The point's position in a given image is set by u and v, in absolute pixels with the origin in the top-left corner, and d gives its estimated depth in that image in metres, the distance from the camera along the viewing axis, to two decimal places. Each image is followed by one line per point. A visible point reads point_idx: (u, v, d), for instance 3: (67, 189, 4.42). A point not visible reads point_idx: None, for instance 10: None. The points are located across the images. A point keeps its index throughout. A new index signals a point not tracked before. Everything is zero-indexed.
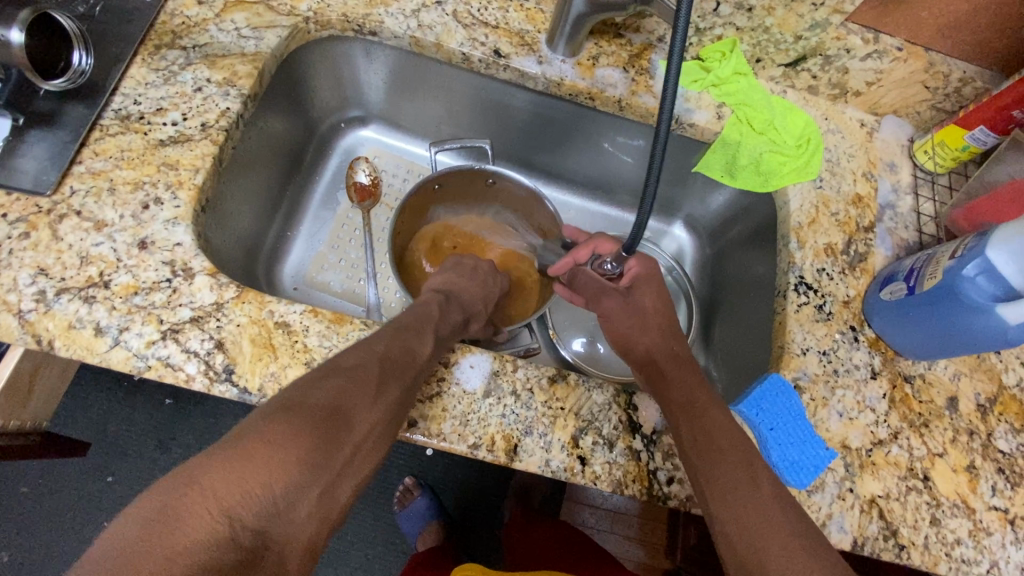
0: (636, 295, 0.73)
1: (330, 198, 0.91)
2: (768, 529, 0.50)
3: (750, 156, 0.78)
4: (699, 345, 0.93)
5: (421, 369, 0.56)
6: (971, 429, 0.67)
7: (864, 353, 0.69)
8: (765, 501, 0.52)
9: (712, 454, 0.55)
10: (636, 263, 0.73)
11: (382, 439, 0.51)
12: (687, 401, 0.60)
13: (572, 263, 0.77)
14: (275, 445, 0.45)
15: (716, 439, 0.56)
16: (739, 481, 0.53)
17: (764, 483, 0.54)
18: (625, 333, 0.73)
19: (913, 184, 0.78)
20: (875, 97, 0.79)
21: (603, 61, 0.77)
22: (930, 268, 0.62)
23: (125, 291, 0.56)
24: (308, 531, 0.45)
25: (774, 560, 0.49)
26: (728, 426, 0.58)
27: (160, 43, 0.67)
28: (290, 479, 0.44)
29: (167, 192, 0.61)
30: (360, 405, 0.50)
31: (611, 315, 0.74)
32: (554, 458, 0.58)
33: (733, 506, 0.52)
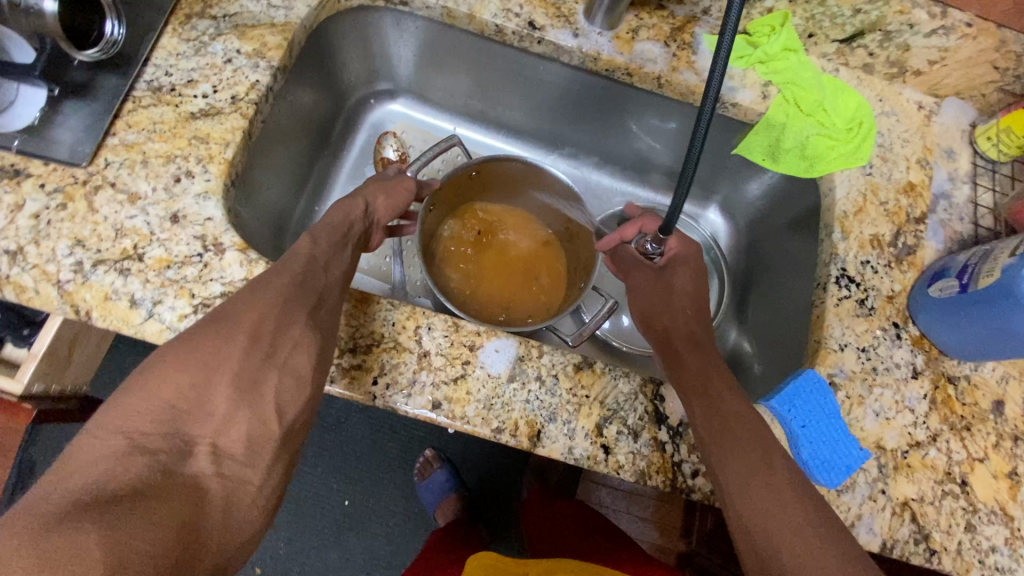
0: (671, 273, 0.69)
1: (358, 172, 0.91)
2: (782, 516, 0.49)
3: (796, 139, 0.74)
4: (730, 322, 0.91)
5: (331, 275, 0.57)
6: (1015, 434, 0.64)
7: (906, 351, 0.66)
8: (781, 488, 0.50)
9: (727, 441, 0.53)
10: (674, 242, 0.71)
11: (292, 320, 0.50)
12: (704, 384, 0.58)
13: (619, 240, 0.75)
14: (155, 366, 0.44)
15: (732, 425, 0.54)
16: (755, 468, 0.51)
17: (780, 470, 0.51)
18: (653, 310, 0.68)
19: (972, 173, 0.73)
20: (937, 77, 0.73)
21: (643, 35, 0.73)
22: (986, 265, 0.59)
23: (159, 265, 0.57)
24: (239, 425, 0.44)
25: (790, 552, 0.47)
26: (742, 411, 0.55)
27: (191, 12, 0.66)
28: (184, 384, 0.43)
29: (198, 165, 0.61)
30: (241, 307, 0.49)
31: (637, 292, 0.70)
32: (577, 446, 0.57)
33: (750, 494, 0.50)
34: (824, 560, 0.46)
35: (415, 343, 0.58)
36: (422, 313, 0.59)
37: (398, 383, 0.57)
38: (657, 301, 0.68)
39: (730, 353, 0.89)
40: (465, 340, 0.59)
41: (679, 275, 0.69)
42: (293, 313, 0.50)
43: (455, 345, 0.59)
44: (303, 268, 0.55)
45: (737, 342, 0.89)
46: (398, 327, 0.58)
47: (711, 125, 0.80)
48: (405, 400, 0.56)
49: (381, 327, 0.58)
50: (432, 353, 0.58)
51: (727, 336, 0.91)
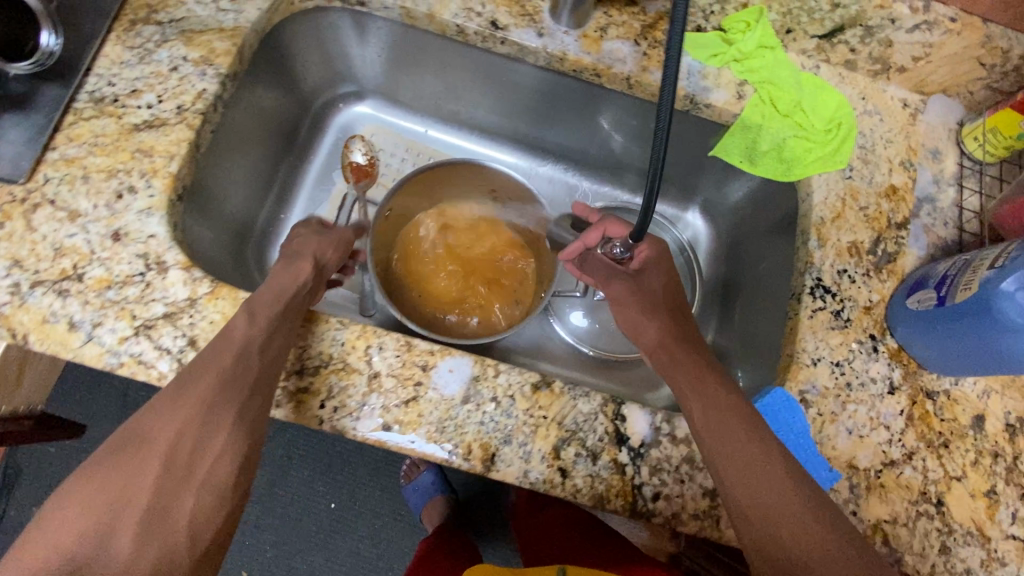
0: (648, 278, 0.67)
1: (324, 177, 0.87)
2: (783, 505, 0.48)
3: (772, 141, 0.71)
4: (710, 322, 0.88)
5: (271, 337, 0.52)
6: (995, 451, 0.61)
7: (882, 365, 0.63)
8: (781, 478, 0.49)
9: (725, 435, 0.52)
10: (645, 246, 0.68)
11: (212, 429, 0.46)
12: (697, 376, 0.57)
13: (582, 247, 0.72)
14: (65, 499, 0.42)
15: (729, 418, 0.53)
16: (755, 460, 0.50)
17: (779, 459, 0.51)
18: (633, 319, 0.65)
19: (958, 174, 0.70)
20: (922, 74, 0.69)
21: (612, 33, 0.69)
22: (965, 277, 0.55)
23: (99, 285, 0.55)
24: (149, 562, 0.41)
25: (792, 535, 0.47)
26: (737, 403, 0.54)
27: (135, 18, 0.63)
28: (86, 524, 0.41)
29: (140, 180, 0.58)
30: (159, 414, 0.46)
31: (621, 302, 0.66)
32: (532, 469, 0.55)
33: (751, 486, 0.49)
34: (827, 548, 0.46)
35: (365, 363, 0.56)
36: (373, 332, 0.57)
37: (346, 406, 0.55)
38: (640, 309, 0.64)
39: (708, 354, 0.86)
40: (417, 359, 0.57)
41: (656, 281, 0.67)
42: (218, 414, 0.47)
43: (407, 366, 0.57)
44: (236, 355, 0.50)
45: (716, 342, 0.86)
46: (347, 347, 0.57)
47: (687, 126, 0.76)
48: (354, 422, 0.55)
49: (330, 348, 0.56)
50: (382, 375, 0.56)
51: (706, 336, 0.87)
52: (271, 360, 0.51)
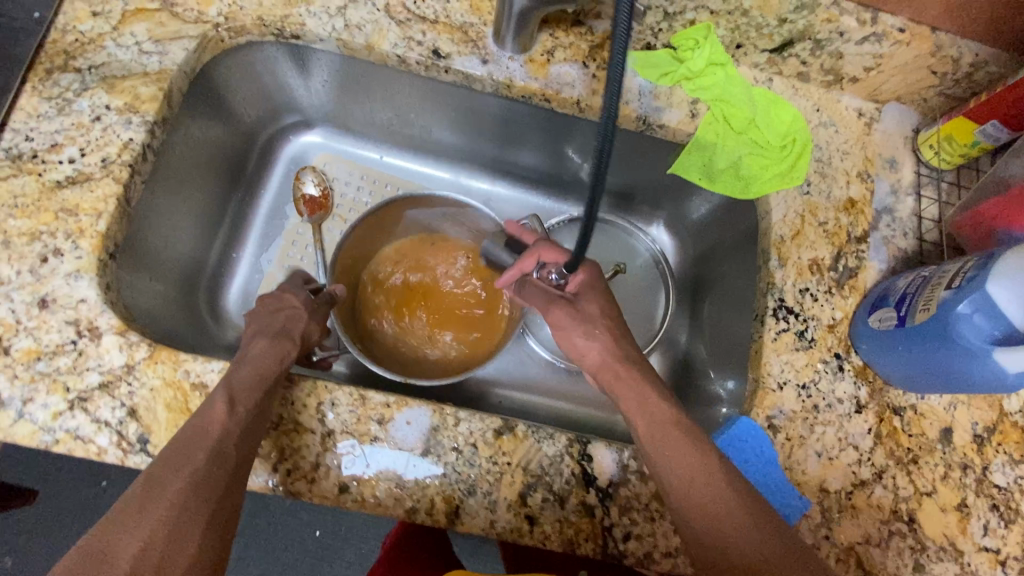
0: (585, 303, 0.64)
1: (277, 211, 0.83)
2: (724, 512, 0.48)
3: (728, 159, 0.70)
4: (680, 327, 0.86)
5: (248, 427, 0.49)
6: (965, 464, 0.61)
7: (849, 384, 0.62)
8: (720, 486, 0.50)
9: (664, 448, 0.52)
10: (582, 271, 0.65)
11: (186, 538, 0.41)
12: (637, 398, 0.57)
13: (519, 274, 0.68)
14: None
15: (667, 430, 0.53)
16: (693, 473, 0.50)
17: (717, 467, 0.51)
18: (573, 342, 0.63)
19: (915, 183, 0.69)
20: (875, 83, 0.69)
21: (560, 56, 0.67)
22: (923, 297, 0.55)
23: (27, 357, 0.52)
24: None
25: (740, 550, 0.46)
26: (676, 417, 0.55)
27: (52, 66, 0.59)
28: None
29: (67, 242, 0.55)
30: (123, 529, 0.40)
31: (560, 328, 0.64)
32: (499, 519, 0.54)
33: (693, 497, 0.49)
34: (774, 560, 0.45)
35: (318, 421, 0.54)
36: (325, 388, 0.55)
37: (300, 467, 0.53)
38: (583, 333, 0.62)
39: (682, 362, 0.83)
40: (372, 414, 0.55)
41: (593, 304, 0.64)
42: (192, 520, 0.42)
43: (362, 421, 0.54)
44: (209, 453, 0.46)
45: (689, 350, 0.83)
46: (298, 406, 0.54)
47: (643, 144, 0.74)
48: (309, 484, 0.53)
49: (280, 408, 0.54)
50: (337, 432, 0.54)
51: (679, 343, 0.85)
52: (247, 451, 0.48)
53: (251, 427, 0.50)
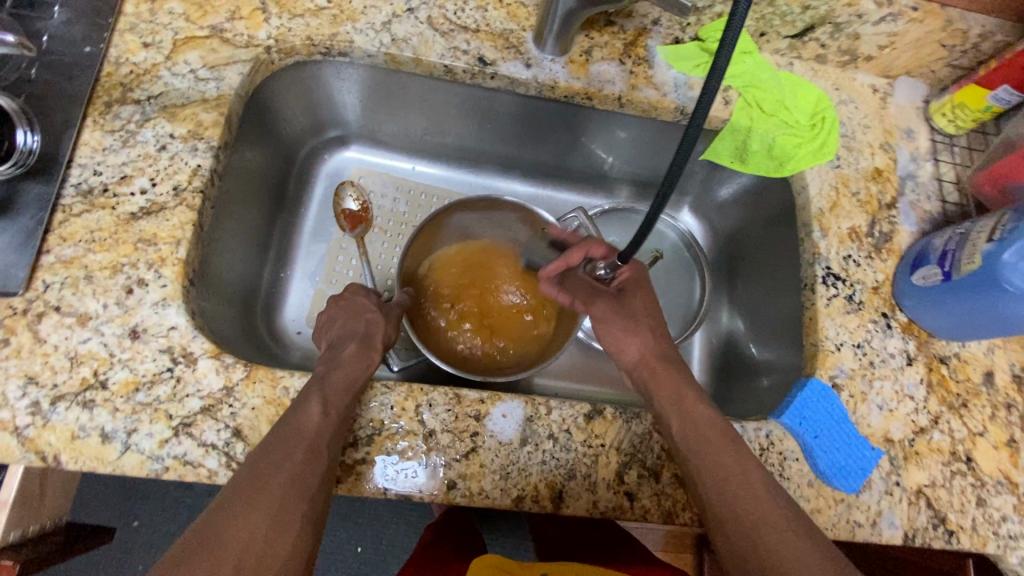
0: (629, 296, 0.69)
1: (320, 228, 0.83)
2: (758, 515, 0.49)
3: (762, 141, 0.74)
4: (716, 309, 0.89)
5: (337, 428, 0.50)
6: (1008, 402, 0.66)
7: (898, 340, 0.67)
8: (755, 490, 0.50)
9: (702, 450, 0.54)
10: (628, 268, 0.70)
11: (283, 533, 0.43)
12: (675, 398, 0.58)
13: (564, 265, 0.71)
14: None
15: (705, 434, 0.55)
16: (730, 470, 0.52)
17: (754, 473, 0.52)
18: (615, 336, 0.67)
19: (932, 149, 0.75)
20: (887, 60, 0.74)
21: (597, 55, 0.71)
22: (965, 251, 0.60)
23: (126, 389, 0.52)
24: None
25: (769, 548, 0.47)
26: (716, 419, 0.56)
27: (111, 99, 0.60)
28: None
29: (149, 271, 0.55)
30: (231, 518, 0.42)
31: (602, 321, 0.68)
32: (601, 498, 0.56)
33: (729, 496, 0.51)
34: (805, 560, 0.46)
35: (418, 423, 0.56)
36: (421, 390, 0.57)
37: (406, 469, 0.54)
38: (623, 328, 0.67)
39: (726, 339, 0.86)
40: (469, 410, 0.57)
41: (638, 300, 0.69)
42: (290, 516, 0.44)
43: (460, 418, 0.56)
44: (305, 451, 0.47)
45: (732, 327, 0.86)
46: (397, 410, 0.56)
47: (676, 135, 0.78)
48: (417, 485, 0.54)
49: (380, 414, 0.55)
50: (438, 432, 0.56)
51: (721, 322, 0.88)
52: (334, 452, 0.50)
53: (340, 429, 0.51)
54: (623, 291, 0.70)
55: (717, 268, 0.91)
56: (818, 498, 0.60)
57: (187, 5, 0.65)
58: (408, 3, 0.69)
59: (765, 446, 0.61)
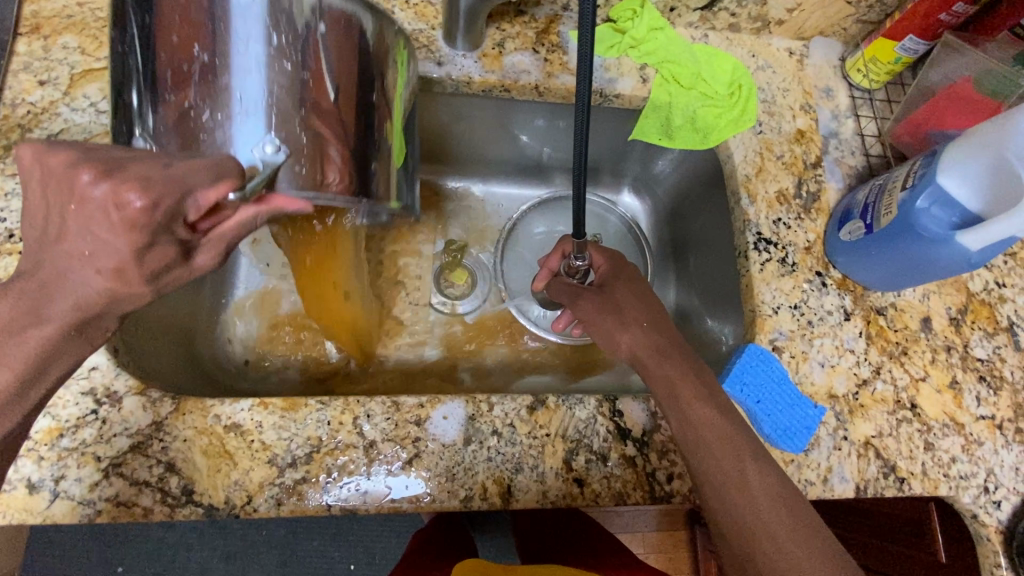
0: (611, 289, 0.62)
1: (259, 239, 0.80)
2: (758, 524, 0.47)
3: (684, 115, 0.74)
4: (668, 286, 0.89)
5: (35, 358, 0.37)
6: (948, 345, 0.67)
7: (834, 297, 0.67)
8: (754, 496, 0.48)
9: (701, 453, 0.51)
10: (599, 258, 0.67)
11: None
12: (670, 396, 0.54)
13: (549, 272, 0.73)
14: None
15: (706, 440, 0.51)
16: (728, 474, 0.50)
17: (754, 476, 0.49)
18: (608, 333, 0.60)
19: (852, 105, 0.76)
20: (799, 23, 0.74)
21: (510, 46, 0.70)
22: (884, 202, 0.60)
23: (49, 436, 0.51)
24: None
25: (766, 558, 0.46)
26: (714, 417, 0.52)
27: (9, 142, 0.58)
28: None
29: None
30: None
31: (590, 321, 0.62)
32: (551, 488, 0.56)
33: (726, 502, 0.49)
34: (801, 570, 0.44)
35: (357, 435, 0.55)
36: (358, 402, 0.56)
37: (348, 483, 0.54)
38: (610, 323, 0.60)
39: (676, 316, 0.87)
40: (409, 417, 0.56)
41: (624, 291, 0.62)
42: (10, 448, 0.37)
43: (400, 426, 0.56)
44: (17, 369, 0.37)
45: (681, 301, 0.86)
46: (335, 425, 0.55)
47: (601, 117, 0.78)
48: (361, 496, 0.53)
49: (318, 431, 0.55)
50: (379, 442, 0.55)
51: (668, 298, 0.89)
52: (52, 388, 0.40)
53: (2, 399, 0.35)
54: (603, 285, 0.64)
55: (660, 245, 0.92)
56: None
57: (82, 38, 0.63)
58: None
59: None
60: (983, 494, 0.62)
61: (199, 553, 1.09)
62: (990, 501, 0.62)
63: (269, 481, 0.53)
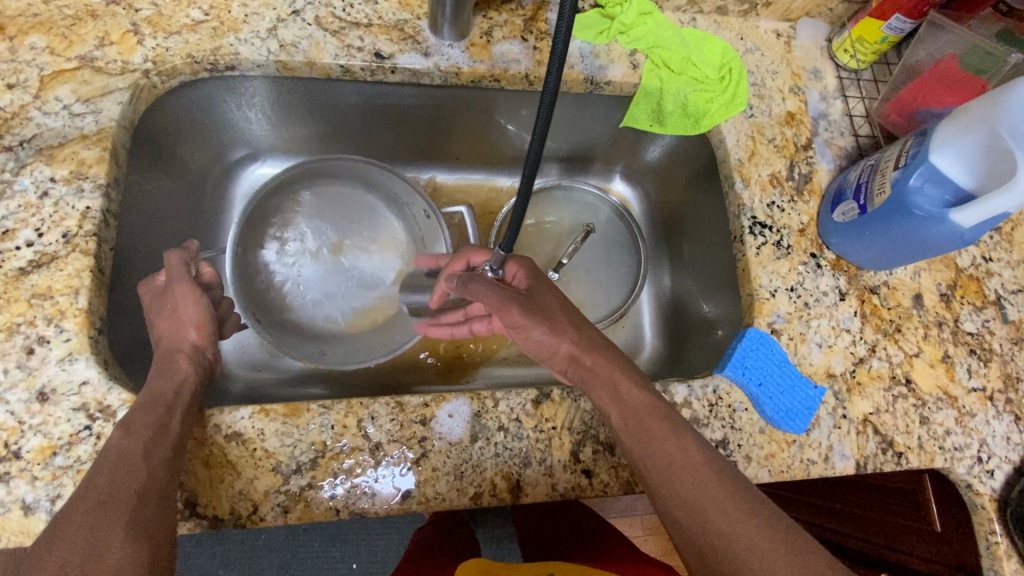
0: (538, 293, 0.62)
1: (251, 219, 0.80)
2: (703, 496, 0.47)
3: (675, 101, 0.74)
4: (662, 271, 0.89)
5: (146, 404, 0.49)
6: (939, 321, 0.69)
7: (829, 278, 0.68)
8: (698, 470, 0.48)
9: (644, 438, 0.51)
10: (515, 265, 0.65)
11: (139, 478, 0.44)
12: (610, 385, 0.55)
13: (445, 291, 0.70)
14: (64, 524, 0.40)
15: (646, 422, 0.52)
16: (671, 454, 0.50)
17: (697, 454, 0.49)
18: (542, 341, 0.60)
19: (840, 86, 0.76)
20: (786, 4, 0.74)
21: (498, 35, 0.69)
22: (877, 181, 0.61)
23: (42, 455, 0.49)
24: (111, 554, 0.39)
25: (719, 530, 0.45)
26: (649, 401, 0.54)
27: None
28: (87, 533, 0.40)
29: (49, 327, 0.52)
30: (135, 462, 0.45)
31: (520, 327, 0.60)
32: (559, 481, 0.56)
33: (672, 483, 0.48)
34: (751, 535, 0.44)
35: (363, 438, 0.54)
36: (361, 404, 0.55)
37: (357, 486, 0.53)
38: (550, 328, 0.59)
39: (670, 302, 0.87)
40: (414, 417, 0.55)
41: (548, 296, 0.63)
42: (134, 470, 0.44)
43: (406, 426, 0.55)
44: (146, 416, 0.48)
45: (675, 288, 0.87)
46: (339, 429, 0.54)
47: (592, 105, 0.77)
48: (369, 498, 0.53)
49: (321, 436, 0.54)
50: (385, 443, 0.54)
51: (663, 283, 0.89)
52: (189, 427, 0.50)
53: (151, 440, 0.46)
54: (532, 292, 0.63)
55: (653, 231, 0.91)
56: (770, 443, 0.61)
57: (50, 37, 0.60)
58: (292, 5, 0.65)
59: (713, 402, 0.62)
60: (977, 464, 0.64)
61: (199, 560, 1.07)
62: (984, 470, 0.64)
63: (274, 489, 0.52)
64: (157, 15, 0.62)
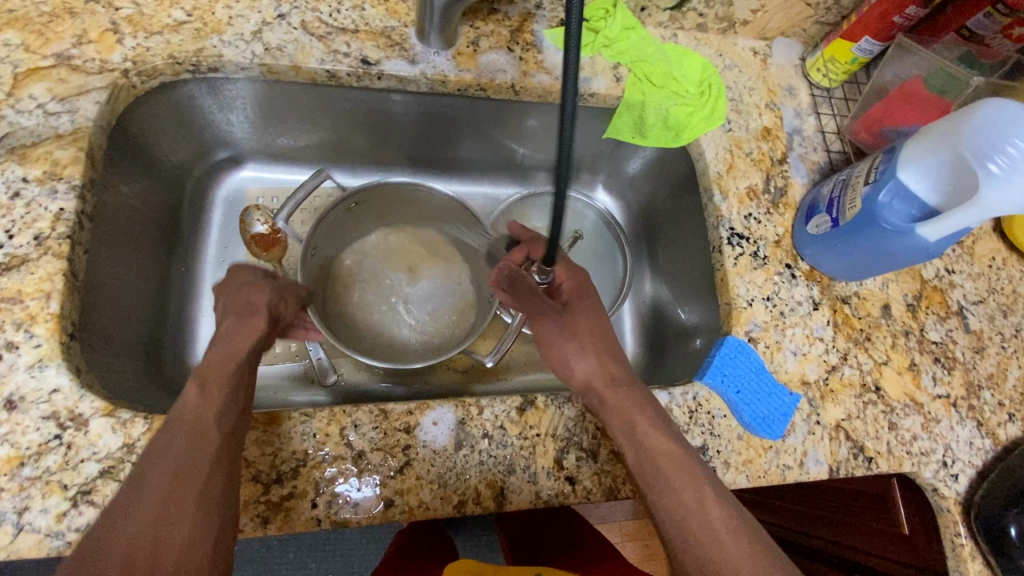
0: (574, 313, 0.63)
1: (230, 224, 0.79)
2: (719, 556, 0.47)
3: (657, 113, 0.75)
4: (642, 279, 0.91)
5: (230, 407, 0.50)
6: (906, 330, 0.71)
7: (803, 288, 0.70)
8: (712, 525, 0.48)
9: (659, 486, 0.51)
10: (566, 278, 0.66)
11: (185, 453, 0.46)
12: (628, 428, 0.54)
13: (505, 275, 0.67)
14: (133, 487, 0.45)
15: (662, 470, 0.51)
16: (687, 508, 0.50)
17: (713, 508, 0.49)
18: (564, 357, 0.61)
19: (813, 103, 0.79)
20: (762, 23, 0.77)
21: (485, 45, 0.70)
22: (848, 196, 0.63)
23: (8, 465, 0.47)
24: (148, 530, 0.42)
25: None
26: (667, 447, 0.53)
27: None
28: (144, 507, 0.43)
29: (19, 332, 0.50)
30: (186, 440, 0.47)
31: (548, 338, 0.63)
32: (543, 488, 0.56)
33: (687, 535, 0.49)
34: None
35: (345, 447, 0.54)
36: (344, 412, 0.55)
37: (338, 495, 0.52)
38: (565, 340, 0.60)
39: (650, 309, 0.89)
40: (398, 424, 0.55)
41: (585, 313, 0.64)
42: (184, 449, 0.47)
43: (389, 434, 0.55)
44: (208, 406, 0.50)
45: (655, 296, 0.88)
46: (321, 437, 0.54)
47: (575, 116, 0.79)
48: (349, 508, 0.52)
49: (303, 444, 0.53)
50: (367, 451, 0.54)
51: (643, 291, 0.90)
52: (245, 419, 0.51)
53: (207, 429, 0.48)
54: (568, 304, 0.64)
55: (635, 240, 0.93)
56: (748, 449, 0.63)
57: (25, 33, 0.58)
58: (278, 9, 0.65)
59: (693, 408, 0.63)
60: (942, 468, 0.67)
61: None
62: (949, 474, 0.67)
63: (252, 498, 0.51)
64: (138, 14, 0.61)
